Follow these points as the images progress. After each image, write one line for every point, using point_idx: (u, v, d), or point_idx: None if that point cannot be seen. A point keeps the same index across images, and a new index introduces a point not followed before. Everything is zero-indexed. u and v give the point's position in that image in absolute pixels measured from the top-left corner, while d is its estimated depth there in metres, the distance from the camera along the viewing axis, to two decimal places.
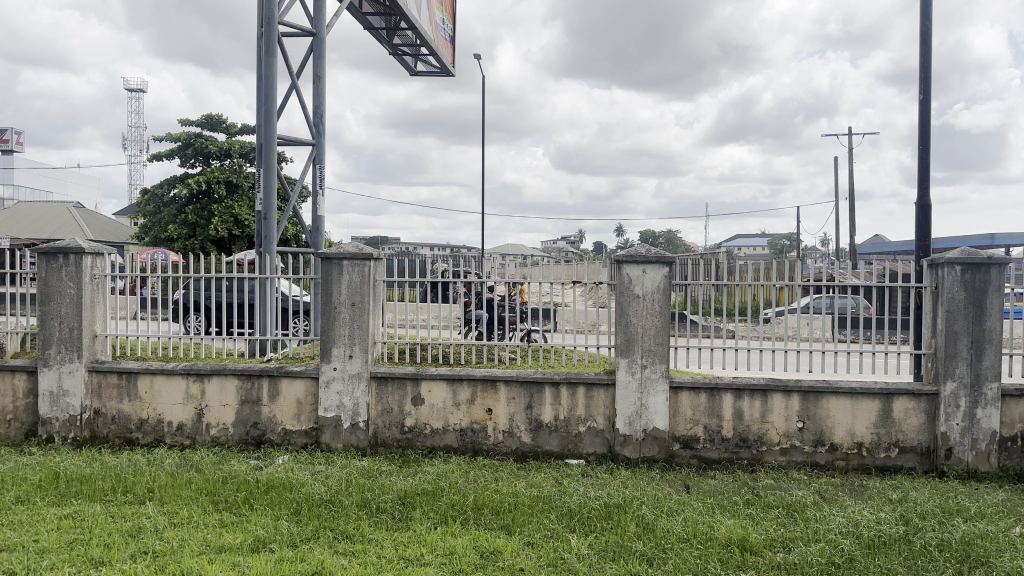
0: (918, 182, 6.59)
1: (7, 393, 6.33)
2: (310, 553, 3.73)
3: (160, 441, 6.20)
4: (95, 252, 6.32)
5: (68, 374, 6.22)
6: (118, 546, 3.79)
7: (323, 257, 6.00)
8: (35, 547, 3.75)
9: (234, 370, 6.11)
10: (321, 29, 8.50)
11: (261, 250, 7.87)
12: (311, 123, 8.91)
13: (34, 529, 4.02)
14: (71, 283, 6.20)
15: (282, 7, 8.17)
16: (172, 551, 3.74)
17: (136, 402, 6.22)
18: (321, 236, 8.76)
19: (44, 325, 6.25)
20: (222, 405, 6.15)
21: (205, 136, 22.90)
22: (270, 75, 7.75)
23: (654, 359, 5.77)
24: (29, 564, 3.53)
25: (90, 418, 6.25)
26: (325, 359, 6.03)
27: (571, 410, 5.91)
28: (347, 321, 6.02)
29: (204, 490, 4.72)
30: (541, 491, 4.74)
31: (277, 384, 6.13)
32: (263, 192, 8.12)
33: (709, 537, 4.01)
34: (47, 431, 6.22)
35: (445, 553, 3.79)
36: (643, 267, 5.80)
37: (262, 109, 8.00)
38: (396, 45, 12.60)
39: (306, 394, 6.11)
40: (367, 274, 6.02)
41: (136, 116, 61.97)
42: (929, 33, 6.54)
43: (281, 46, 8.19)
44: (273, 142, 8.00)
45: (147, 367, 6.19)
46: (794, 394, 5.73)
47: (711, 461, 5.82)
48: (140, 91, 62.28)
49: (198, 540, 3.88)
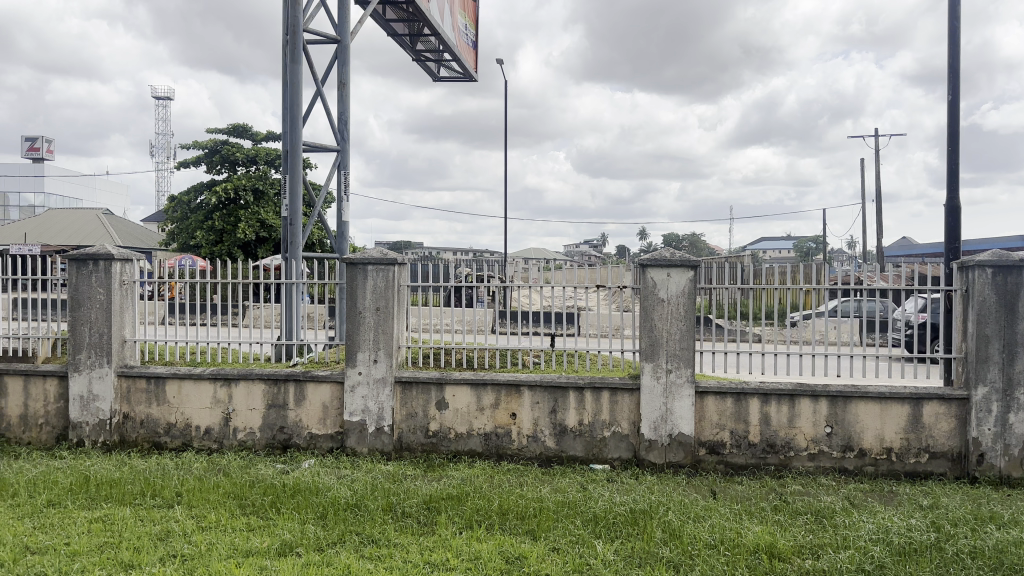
0: (947, 184, 6.49)
1: (39, 398, 6.45)
2: (336, 558, 3.75)
3: (188, 445, 6.28)
4: (124, 259, 6.42)
5: (98, 378, 6.32)
6: (147, 550, 3.84)
7: (348, 262, 6.05)
8: (66, 551, 3.82)
9: (260, 374, 6.17)
10: (345, 36, 8.58)
11: (287, 256, 7.94)
12: (336, 130, 8.99)
13: (65, 533, 4.09)
14: (101, 289, 6.31)
15: (307, 14, 8.25)
16: (200, 555, 3.79)
17: (164, 407, 6.31)
18: (346, 242, 8.83)
19: (74, 331, 6.36)
20: (249, 409, 6.21)
21: (232, 143, 23.20)
22: (296, 83, 7.84)
23: (679, 363, 5.74)
24: (61, 568, 3.60)
25: (120, 422, 6.35)
26: (350, 364, 6.07)
27: (596, 414, 5.89)
28: (372, 326, 6.05)
29: (231, 494, 4.77)
30: (566, 497, 4.73)
31: (303, 388, 6.18)
32: (288, 197, 8.20)
33: (736, 543, 3.98)
34: (77, 434, 6.33)
35: (470, 558, 3.80)
36: (668, 271, 5.77)
37: (287, 116, 8.09)
38: (420, 51, 12.68)
39: (331, 398, 6.16)
40: (392, 279, 6.06)
41: (163, 124, 62.92)
42: (957, 33, 6.44)
43: (306, 53, 8.28)
44: (299, 149, 8.09)
45: (175, 372, 6.27)
46: (821, 399, 5.67)
47: (737, 467, 5.78)
48: (166, 99, 63.23)
49: (226, 543, 3.93)
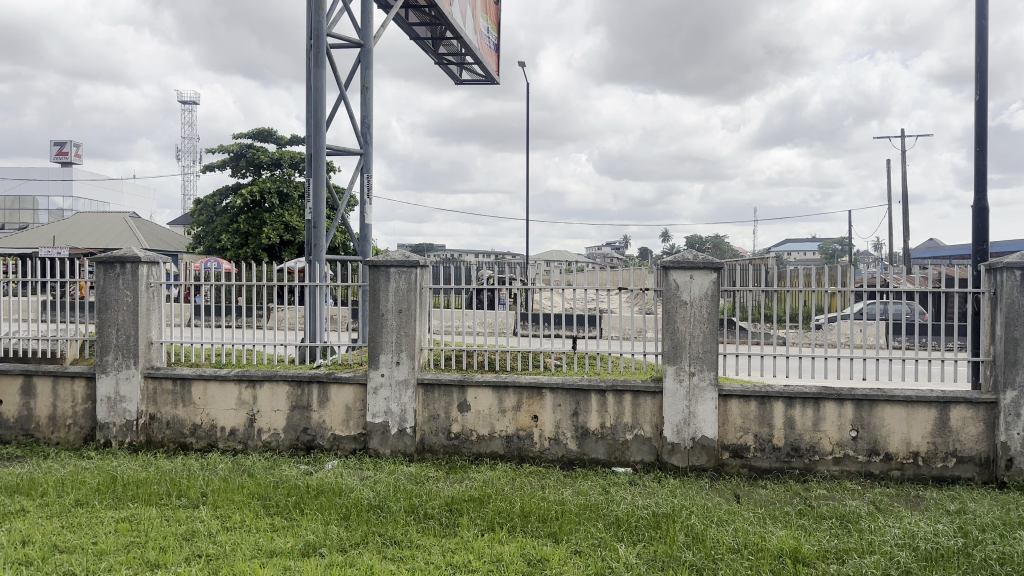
0: (975, 184, 6.40)
1: (68, 399, 6.56)
2: (359, 558, 3.78)
3: (213, 446, 6.35)
4: (151, 262, 6.51)
5: (125, 380, 6.41)
6: (173, 549, 3.89)
7: (371, 265, 6.09)
8: (94, 550, 3.88)
9: (284, 376, 6.23)
10: (368, 40, 8.63)
11: (311, 258, 8.01)
12: (359, 133, 9.06)
13: (93, 532, 4.15)
14: (129, 291, 6.40)
15: (330, 19, 8.33)
16: (225, 555, 3.83)
17: (190, 408, 6.39)
18: (369, 244, 8.89)
19: (102, 333, 6.45)
20: (274, 410, 6.27)
21: (257, 147, 23.44)
22: (319, 86, 7.90)
23: (702, 366, 5.71)
24: (88, 567, 3.65)
25: (146, 423, 6.44)
26: (373, 366, 6.11)
27: (618, 417, 5.87)
28: (394, 328, 6.08)
29: (255, 494, 4.82)
30: (588, 500, 4.72)
31: (326, 390, 6.23)
32: (312, 200, 8.27)
33: (760, 548, 3.94)
34: (104, 435, 6.43)
35: (492, 560, 3.80)
36: (691, 273, 5.74)
37: (311, 120, 8.16)
38: (442, 54, 12.75)
39: (354, 400, 6.20)
40: (414, 281, 6.09)
41: (189, 128, 63.74)
42: (985, 31, 6.35)
43: (330, 57, 8.34)
44: (322, 153, 8.16)
45: (200, 374, 6.35)
46: (847, 403, 5.60)
47: (761, 471, 5.73)
48: (192, 104, 64.05)
49: (251, 543, 3.96)
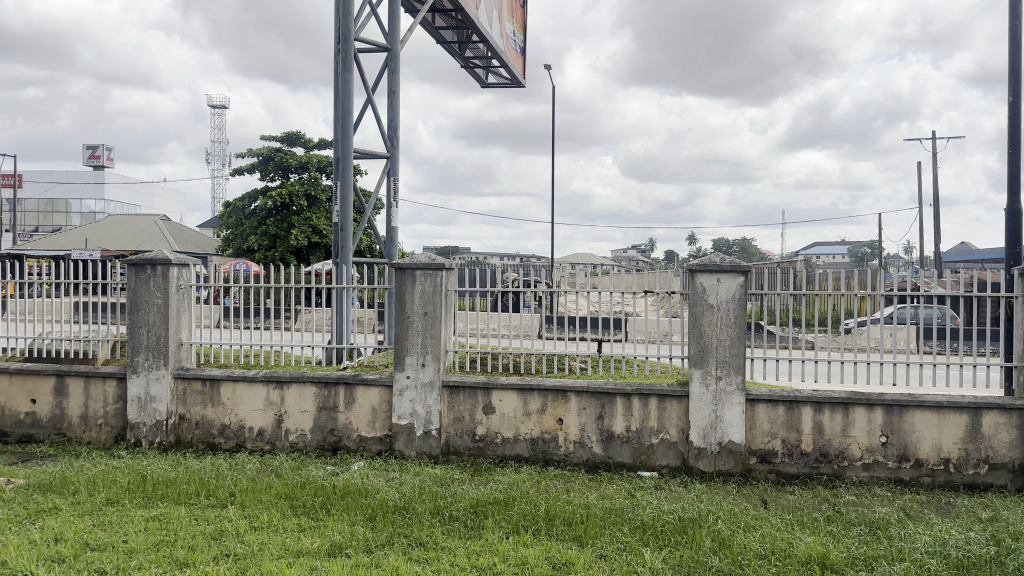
0: (1008, 186, 6.28)
1: (100, 399, 6.68)
2: (385, 559, 3.80)
3: (241, 446, 6.43)
4: (181, 264, 6.61)
5: (155, 380, 6.51)
6: (201, 549, 3.94)
7: (397, 267, 6.13)
8: (124, 548, 3.95)
9: (311, 378, 6.29)
10: (395, 44, 8.70)
11: (338, 261, 8.08)
12: (386, 137, 9.12)
13: (123, 531, 4.22)
14: (159, 293, 6.51)
15: (358, 24, 8.40)
16: (252, 555, 3.87)
17: (219, 408, 6.47)
18: (395, 247, 8.94)
19: (133, 334, 6.57)
20: (301, 411, 6.33)
21: (285, 151, 23.70)
22: (347, 91, 7.98)
23: (729, 370, 5.67)
24: (119, 565, 3.72)
25: (176, 423, 6.54)
26: (399, 367, 6.14)
27: (643, 421, 5.85)
28: (420, 330, 6.12)
29: (283, 494, 4.87)
30: (614, 504, 4.70)
31: (352, 391, 6.27)
32: (339, 203, 8.35)
33: (787, 554, 3.90)
34: (135, 435, 6.54)
35: (517, 562, 3.80)
36: (717, 276, 5.70)
37: (338, 124, 8.24)
38: (469, 58, 12.81)
39: (380, 402, 6.24)
40: (439, 284, 6.12)
41: (219, 132, 64.63)
42: (1019, 31, 6.23)
43: (357, 61, 8.42)
44: (349, 157, 8.23)
45: (229, 375, 6.43)
46: (876, 408, 5.52)
47: (789, 476, 5.66)
48: (222, 108, 64.95)
49: (278, 543, 4.01)
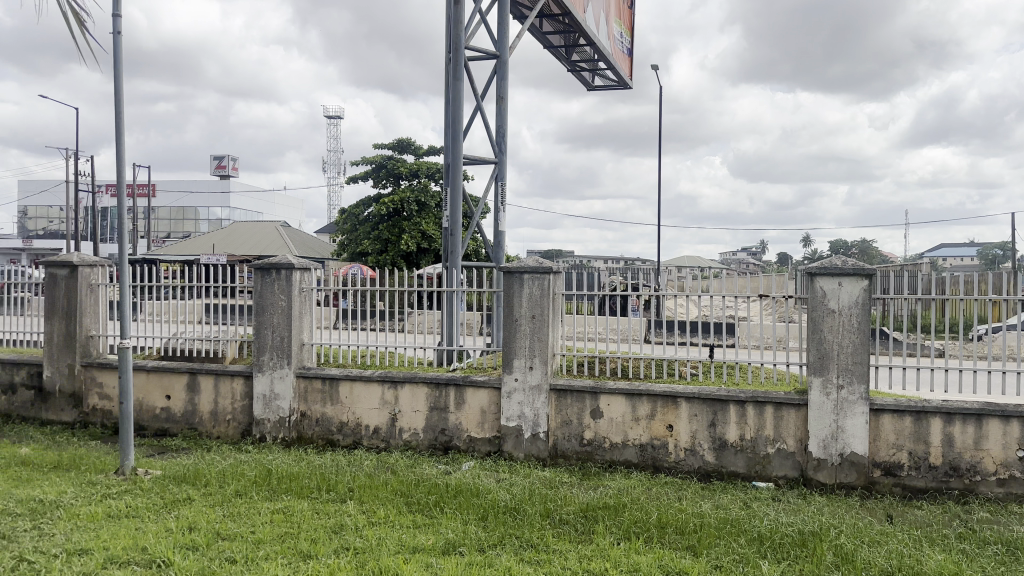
0: None
1: (229, 395, 7.09)
2: (497, 559, 3.86)
3: (358, 443, 6.68)
4: (303, 268, 6.94)
5: (279, 379, 6.86)
6: (324, 541, 4.12)
7: (506, 271, 6.21)
8: (253, 538, 4.18)
9: (423, 378, 6.46)
10: (504, 51, 8.82)
11: (447, 265, 8.26)
12: (494, 142, 9.26)
13: (252, 522, 4.47)
14: (282, 296, 6.85)
15: (468, 32, 8.57)
16: (371, 549, 4.01)
17: (337, 406, 6.74)
18: (502, 251, 9.05)
19: (259, 334, 6.94)
20: (413, 411, 6.51)
21: (396, 158, 24.44)
22: (457, 99, 8.15)
23: (851, 378, 5.41)
24: (249, 554, 3.93)
25: (298, 419, 6.86)
26: (508, 370, 6.22)
27: (758, 430, 5.67)
28: (528, 333, 6.16)
29: (398, 491, 5.03)
30: (728, 513, 4.59)
31: (462, 393, 6.40)
32: (450, 208, 8.54)
33: (917, 572, 3.69)
34: (260, 430, 6.91)
35: (629, 569, 3.77)
36: (838, 280, 5.45)
37: (449, 131, 8.42)
38: (576, 62, 12.82)
39: (489, 403, 6.33)
40: (547, 288, 6.15)
41: (334, 141, 67.35)
42: None
43: (468, 69, 8.59)
44: (459, 163, 8.40)
45: (347, 374, 6.70)
46: (1015, 421, 5.13)
47: (917, 491, 5.35)
48: (337, 118, 67.68)
49: (395, 539, 4.13)
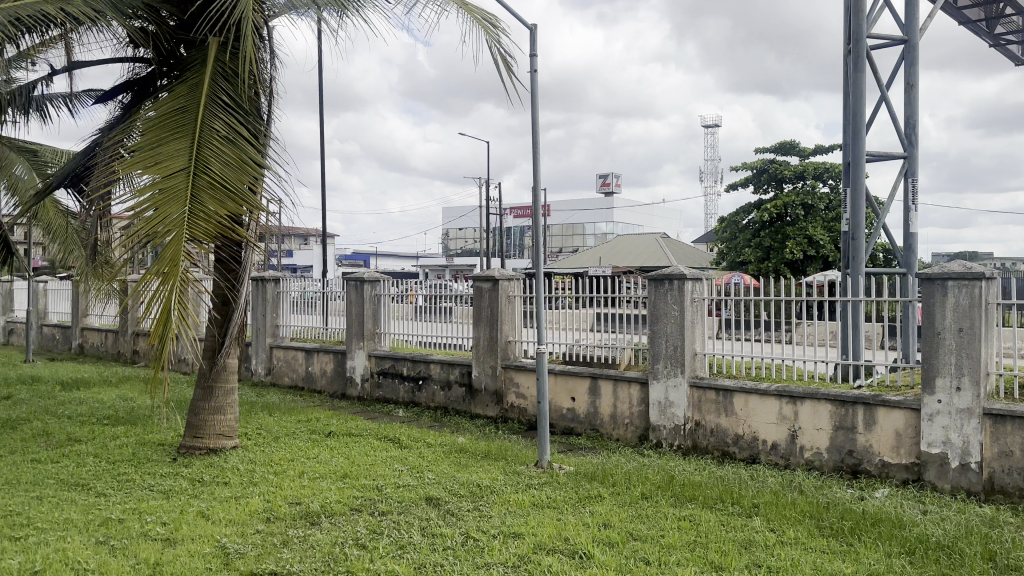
0: None
1: (626, 400, 7.42)
2: None
3: (755, 458, 6.50)
4: (695, 278, 7.01)
5: (674, 387, 6.99)
6: (734, 555, 4.07)
7: (924, 278, 5.54)
8: (664, 542, 4.30)
9: (826, 395, 6.04)
10: (915, 33, 7.89)
11: (848, 272, 7.55)
12: (902, 135, 8.32)
13: (661, 525, 4.61)
14: (676, 306, 7.01)
15: (871, 19, 7.86)
16: (786, 569, 3.85)
17: (733, 418, 6.64)
18: (915, 256, 8.04)
19: (654, 343, 7.16)
20: (815, 429, 6.12)
21: (780, 161, 23.37)
22: (858, 92, 7.51)
23: None
24: (661, 557, 4.06)
25: (693, 428, 6.91)
26: (928, 390, 5.51)
27: None
28: (954, 348, 5.39)
29: (807, 512, 4.76)
30: None
31: (872, 412, 5.83)
32: (850, 211, 7.88)
33: None
34: (657, 436, 7.12)
35: None
36: None
37: (849, 127, 7.78)
38: (1001, 35, 10.88)
39: (905, 425, 5.66)
40: (978, 296, 5.32)
41: (712, 149, 67.03)
42: None
43: (870, 59, 7.86)
44: (862, 161, 7.71)
45: (741, 386, 6.58)
46: None
47: None
48: (716, 126, 67.23)
49: (810, 562, 3.91)
